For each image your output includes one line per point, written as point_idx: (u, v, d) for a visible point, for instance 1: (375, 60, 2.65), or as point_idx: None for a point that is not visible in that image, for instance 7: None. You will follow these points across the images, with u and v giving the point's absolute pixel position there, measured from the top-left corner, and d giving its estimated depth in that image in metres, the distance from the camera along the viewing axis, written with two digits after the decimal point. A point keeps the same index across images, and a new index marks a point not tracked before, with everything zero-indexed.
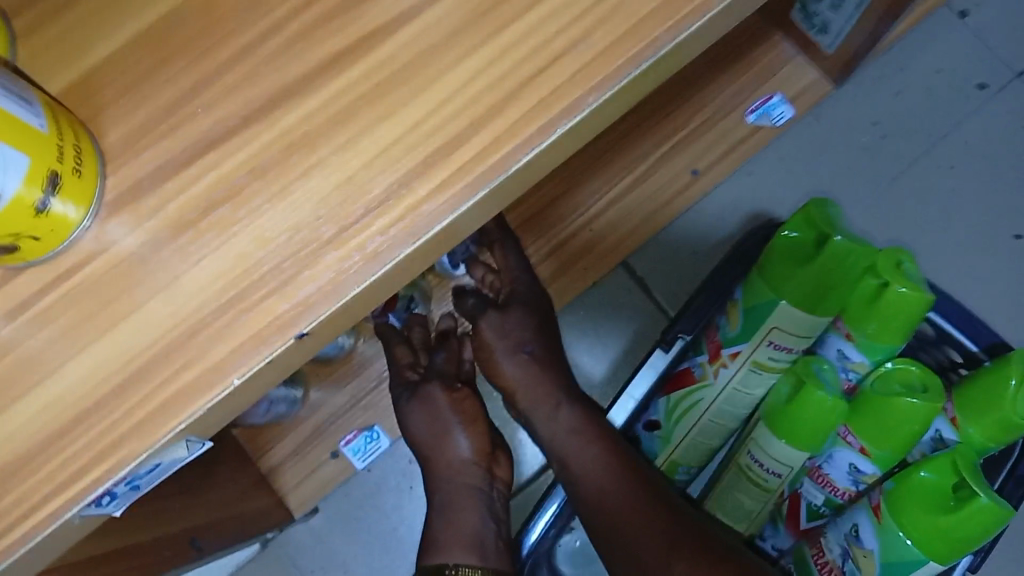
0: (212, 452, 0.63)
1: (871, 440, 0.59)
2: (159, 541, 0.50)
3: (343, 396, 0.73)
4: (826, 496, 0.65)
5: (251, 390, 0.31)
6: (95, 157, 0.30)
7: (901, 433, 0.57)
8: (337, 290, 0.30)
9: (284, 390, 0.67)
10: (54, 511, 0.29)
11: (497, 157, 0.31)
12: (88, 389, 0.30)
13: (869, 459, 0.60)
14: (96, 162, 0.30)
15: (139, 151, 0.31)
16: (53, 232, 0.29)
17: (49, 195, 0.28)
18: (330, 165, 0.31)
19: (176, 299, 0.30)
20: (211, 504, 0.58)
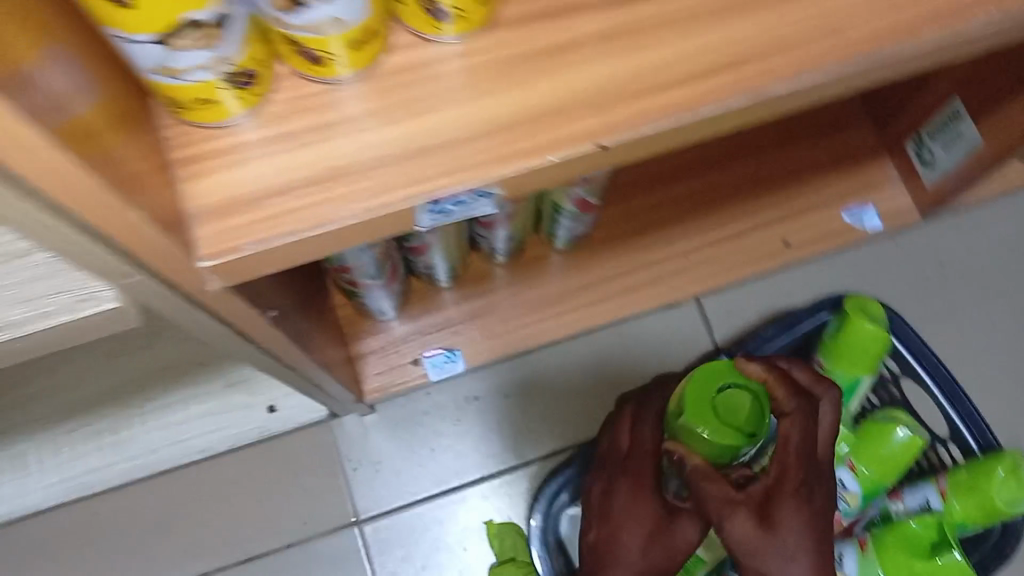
0: (318, 310, 0.72)
1: (859, 467, 0.72)
2: (300, 339, 0.58)
3: (433, 318, 0.85)
4: None
5: (541, 177, 0.39)
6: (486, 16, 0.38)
7: (889, 462, 0.72)
8: (632, 125, 0.39)
9: (392, 290, 0.78)
10: (391, 203, 0.38)
11: (763, 83, 0.40)
12: (433, 136, 0.38)
13: (861, 490, 0.73)
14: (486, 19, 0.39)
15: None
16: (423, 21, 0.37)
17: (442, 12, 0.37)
18: (650, 51, 0.39)
19: (514, 102, 0.39)
20: (320, 346, 0.67)
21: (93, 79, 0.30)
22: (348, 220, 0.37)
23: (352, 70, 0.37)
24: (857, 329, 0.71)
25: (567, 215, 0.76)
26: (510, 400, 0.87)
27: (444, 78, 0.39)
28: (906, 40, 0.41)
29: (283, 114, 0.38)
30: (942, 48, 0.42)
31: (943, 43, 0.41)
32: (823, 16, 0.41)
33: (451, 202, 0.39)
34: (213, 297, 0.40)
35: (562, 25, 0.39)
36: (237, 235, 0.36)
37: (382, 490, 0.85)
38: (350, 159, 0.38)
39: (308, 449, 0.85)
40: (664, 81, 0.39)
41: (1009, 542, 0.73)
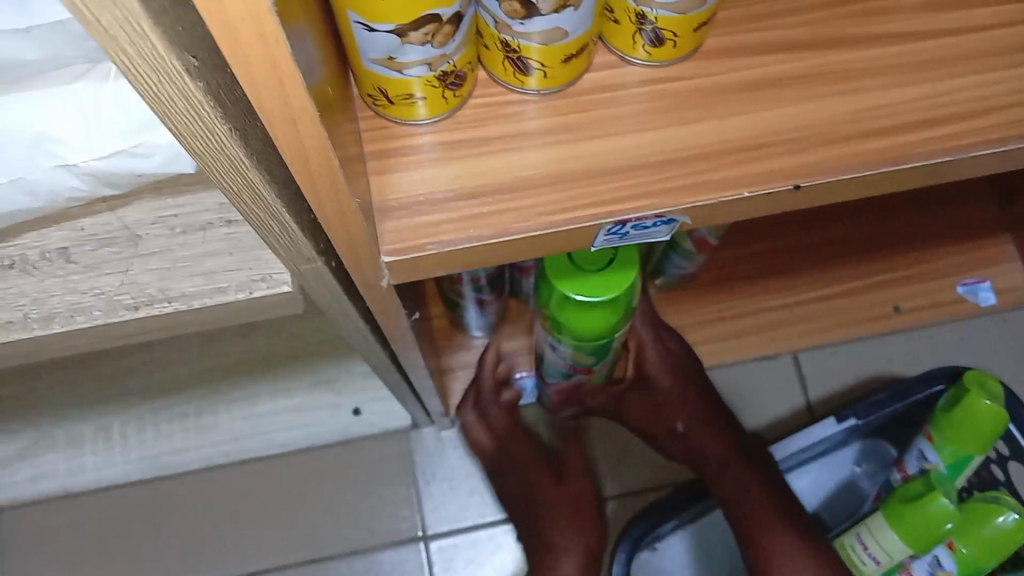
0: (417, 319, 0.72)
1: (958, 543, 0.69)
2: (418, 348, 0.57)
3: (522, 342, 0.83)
4: None
5: (733, 212, 0.37)
6: (691, 48, 0.37)
7: (995, 545, 0.68)
8: (833, 169, 0.37)
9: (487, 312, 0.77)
10: (575, 219, 0.36)
11: (979, 138, 0.38)
12: (625, 156, 0.37)
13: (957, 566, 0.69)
14: (690, 49, 0.37)
15: (727, 32, 0.39)
16: (631, 41, 0.37)
17: (648, 33, 0.36)
18: (859, 95, 0.38)
19: (712, 130, 0.37)
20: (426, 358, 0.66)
21: (328, 64, 0.30)
22: (529, 231, 0.36)
23: (547, 84, 0.37)
24: (973, 404, 0.68)
25: (679, 253, 0.74)
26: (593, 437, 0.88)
27: (645, 99, 0.38)
28: None
29: (477, 119, 0.37)
30: None
31: None
32: None
33: (634, 225, 0.37)
34: (378, 294, 0.39)
35: (768, 60, 0.38)
36: (423, 233, 0.36)
37: (452, 507, 0.83)
38: (542, 170, 0.37)
39: (386, 455, 0.84)
40: (870, 128, 0.37)
41: None
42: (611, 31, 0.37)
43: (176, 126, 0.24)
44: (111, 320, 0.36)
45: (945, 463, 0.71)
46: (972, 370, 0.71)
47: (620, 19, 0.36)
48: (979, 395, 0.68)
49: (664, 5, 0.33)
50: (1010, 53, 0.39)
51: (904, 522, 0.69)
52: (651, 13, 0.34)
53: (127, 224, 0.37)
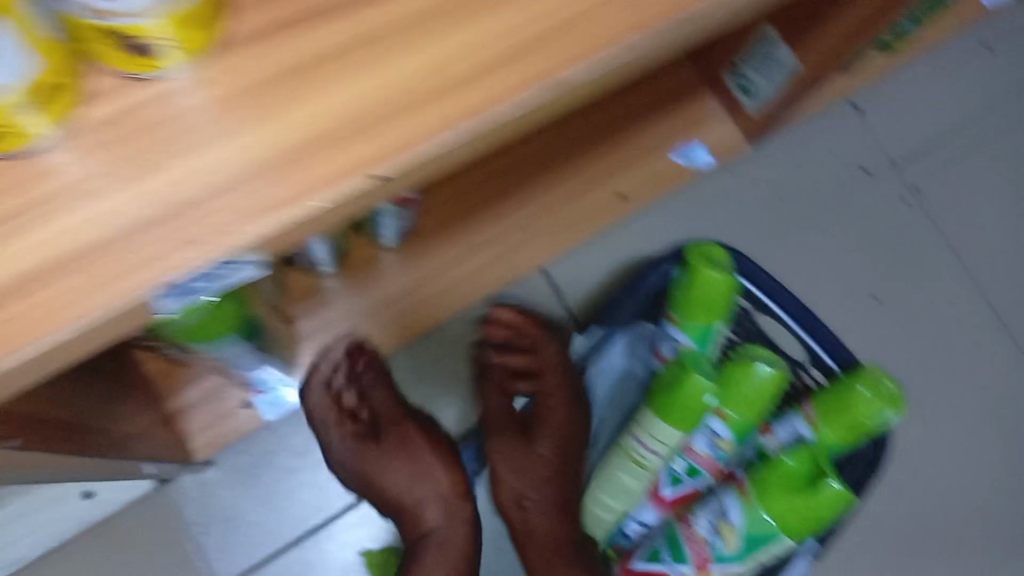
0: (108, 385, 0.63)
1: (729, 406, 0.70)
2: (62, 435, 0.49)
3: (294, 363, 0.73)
4: (687, 465, 0.73)
5: (319, 222, 0.32)
6: (208, 38, 0.31)
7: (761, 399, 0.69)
8: (413, 143, 0.31)
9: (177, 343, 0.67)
10: (115, 299, 0.29)
11: (560, 63, 0.32)
12: (159, 201, 0.30)
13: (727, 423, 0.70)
14: (209, 40, 0.31)
15: (255, 8, 0.32)
16: (132, 61, 0.30)
17: (144, 49, 0.30)
18: (424, 48, 0.32)
19: (264, 137, 0.31)
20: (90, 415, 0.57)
21: None
22: (50, 341, 0.28)
23: (48, 126, 0.29)
24: (702, 277, 0.68)
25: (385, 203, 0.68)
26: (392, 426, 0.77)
27: (174, 120, 0.30)
28: None
29: None
30: None
31: None
32: None
33: (201, 279, 0.30)
34: None
35: (310, 33, 0.31)
36: None
37: (241, 544, 0.77)
38: (55, 249, 0.29)
39: (147, 520, 0.76)
40: (446, 83, 0.32)
41: (883, 452, 0.72)
42: (105, 56, 0.30)
43: None
44: None
45: (693, 339, 0.70)
46: (694, 244, 0.70)
47: (102, 45, 0.30)
48: (704, 268, 0.67)
49: (130, 13, 0.28)
50: None
51: (668, 407, 0.69)
52: (120, 26, 0.29)
53: None
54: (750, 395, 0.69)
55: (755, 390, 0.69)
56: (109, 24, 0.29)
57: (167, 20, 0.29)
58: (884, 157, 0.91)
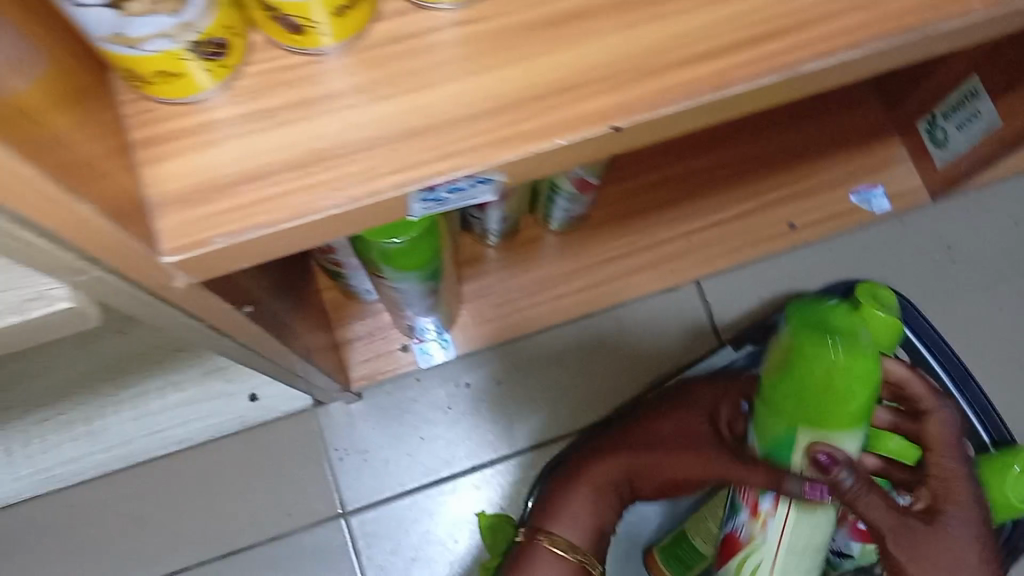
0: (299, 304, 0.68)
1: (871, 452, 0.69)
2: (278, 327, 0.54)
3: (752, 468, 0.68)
4: None
5: (557, 160, 0.35)
6: None
7: None
8: (656, 102, 0.35)
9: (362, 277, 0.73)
10: (382, 190, 0.33)
11: (790, 58, 0.36)
12: (429, 114, 0.34)
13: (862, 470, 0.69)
14: None
15: None
16: None
17: None
18: (674, 19, 0.35)
19: (526, 72, 0.34)
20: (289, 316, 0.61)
21: (38, 57, 0.26)
22: (322, 213, 0.33)
23: (339, 39, 0.33)
24: (869, 317, 0.66)
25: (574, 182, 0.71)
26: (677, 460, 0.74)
27: (447, 47, 0.34)
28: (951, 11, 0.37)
29: (258, 89, 0.34)
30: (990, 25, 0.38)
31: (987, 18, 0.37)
32: None
33: (447, 189, 0.34)
34: (183, 293, 0.36)
35: None
36: (204, 227, 0.32)
37: (369, 481, 0.82)
38: (338, 139, 0.33)
39: (292, 436, 0.82)
40: (689, 55, 0.35)
41: None
42: None
43: None
44: None
45: None
46: (866, 283, 0.69)
47: None
48: (873, 307, 0.66)
49: None
50: None
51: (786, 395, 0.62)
52: None
53: None
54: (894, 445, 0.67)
55: None
56: None
57: None
58: None
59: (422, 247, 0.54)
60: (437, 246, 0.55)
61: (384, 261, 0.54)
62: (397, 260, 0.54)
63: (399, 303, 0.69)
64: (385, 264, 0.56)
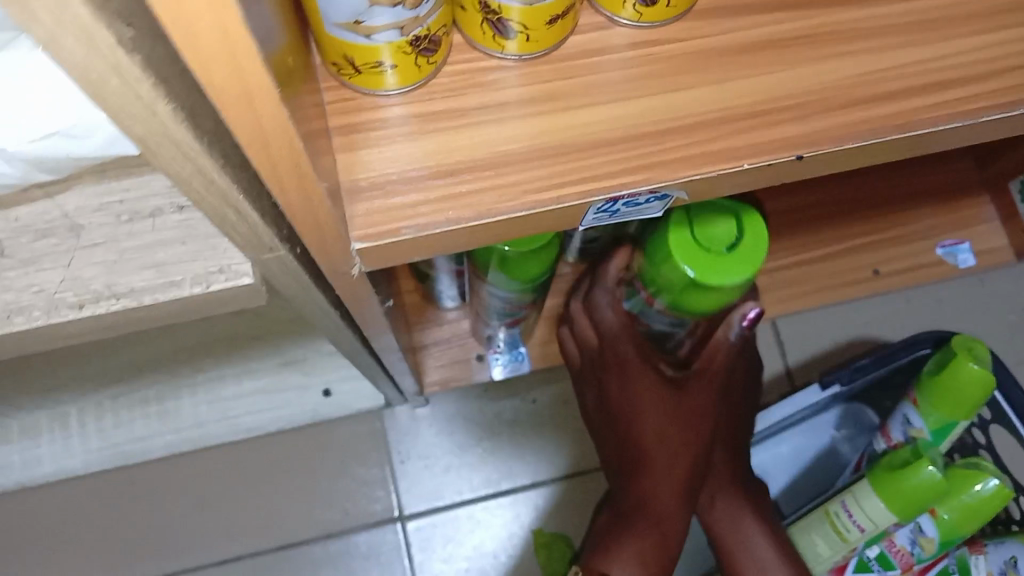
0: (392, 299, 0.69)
1: (944, 503, 0.68)
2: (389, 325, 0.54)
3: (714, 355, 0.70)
4: (879, 551, 0.72)
5: (736, 183, 0.35)
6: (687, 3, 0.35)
7: (983, 510, 0.67)
8: (842, 137, 0.35)
9: (450, 283, 0.73)
10: (565, 197, 0.33)
11: (969, 108, 0.36)
12: (618, 127, 0.34)
13: (935, 521, 0.69)
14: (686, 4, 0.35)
15: None
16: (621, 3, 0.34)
17: None
18: (859, 58, 0.36)
19: (717, 95, 0.35)
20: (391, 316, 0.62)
21: (288, 31, 0.26)
22: (505, 215, 0.33)
23: (542, 47, 0.34)
24: (960, 369, 0.66)
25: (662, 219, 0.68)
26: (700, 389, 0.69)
27: (640, 65, 0.35)
28: None
29: (453, 88, 0.34)
30: None
31: None
32: None
33: (625, 203, 0.35)
34: (349, 284, 0.36)
35: (764, 22, 0.36)
36: (395, 217, 0.32)
37: (429, 487, 0.81)
38: (529, 143, 0.34)
39: (358, 435, 0.82)
40: (872, 94, 0.36)
41: None
42: None
43: (114, 112, 0.20)
44: (53, 321, 0.31)
45: (930, 429, 0.70)
46: (959, 336, 0.69)
47: None
48: (967, 360, 0.66)
49: None
50: (1000, 16, 0.38)
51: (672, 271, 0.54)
52: None
53: (70, 213, 0.33)
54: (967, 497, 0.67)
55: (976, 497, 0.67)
56: None
57: None
58: None
59: (538, 259, 0.53)
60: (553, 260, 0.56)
61: (506, 268, 0.55)
62: (515, 269, 0.54)
63: (489, 311, 0.69)
64: (497, 271, 0.56)
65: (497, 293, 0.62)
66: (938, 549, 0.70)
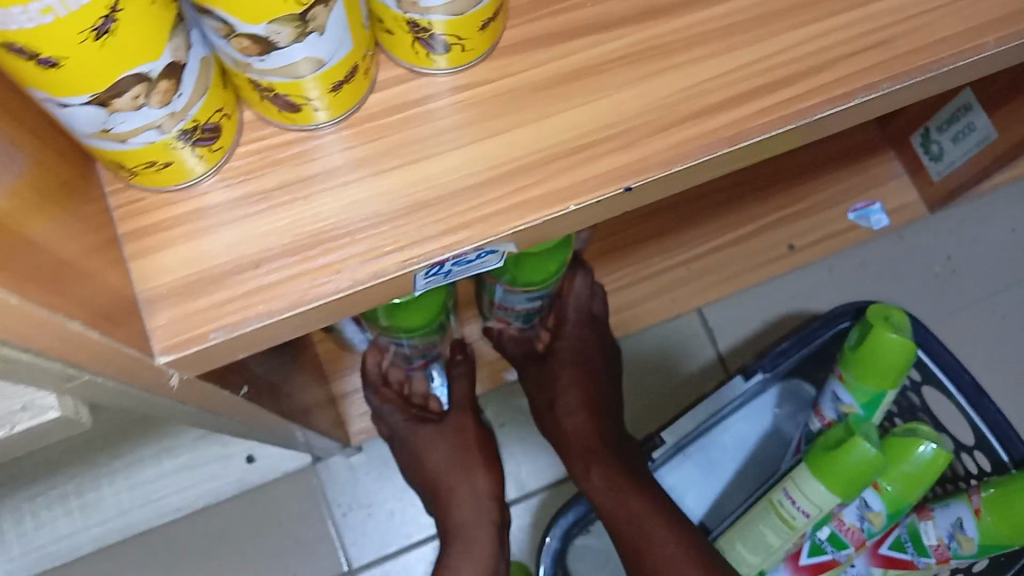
0: (300, 358, 0.67)
1: (887, 474, 0.67)
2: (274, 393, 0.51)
3: (569, 327, 0.73)
4: (830, 531, 0.70)
5: (572, 221, 0.33)
6: (492, 39, 0.33)
7: (925, 477, 0.66)
8: (671, 159, 0.33)
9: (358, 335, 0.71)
10: (383, 271, 0.31)
11: (808, 104, 0.34)
12: (431, 186, 0.32)
13: (880, 493, 0.68)
14: (491, 41, 0.33)
15: (534, 18, 0.34)
16: (417, 54, 0.32)
17: (433, 40, 0.31)
18: (687, 70, 0.34)
19: (535, 136, 0.32)
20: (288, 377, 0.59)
21: (13, 162, 0.24)
22: (320, 300, 0.31)
23: (341, 112, 0.32)
24: (880, 340, 0.65)
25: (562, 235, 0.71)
26: (563, 363, 0.73)
27: (448, 114, 0.33)
28: (966, 49, 0.35)
29: (251, 170, 0.32)
30: (1004, 56, 0.37)
31: (1001, 50, 0.36)
32: (873, 24, 0.35)
33: (454, 262, 0.32)
34: (182, 390, 0.34)
35: (580, 47, 0.34)
36: (204, 321, 0.30)
37: (377, 534, 0.79)
38: (340, 217, 0.31)
39: (294, 494, 0.79)
40: (702, 106, 0.33)
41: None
42: (390, 44, 0.32)
43: None
44: None
45: (860, 403, 0.68)
46: (875, 304, 0.68)
47: (399, 34, 0.31)
48: (885, 329, 0.65)
49: (430, 9, 0.29)
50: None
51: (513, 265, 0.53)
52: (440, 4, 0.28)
53: None
54: (909, 466, 0.66)
55: (918, 465, 0.66)
56: (429, 17, 0.29)
57: (463, 19, 0.30)
58: None
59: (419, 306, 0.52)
60: (438, 301, 0.54)
61: (396, 320, 0.53)
62: (402, 315, 0.53)
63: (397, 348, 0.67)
64: (384, 319, 0.54)
65: (396, 337, 0.60)
66: (885, 519, 0.69)
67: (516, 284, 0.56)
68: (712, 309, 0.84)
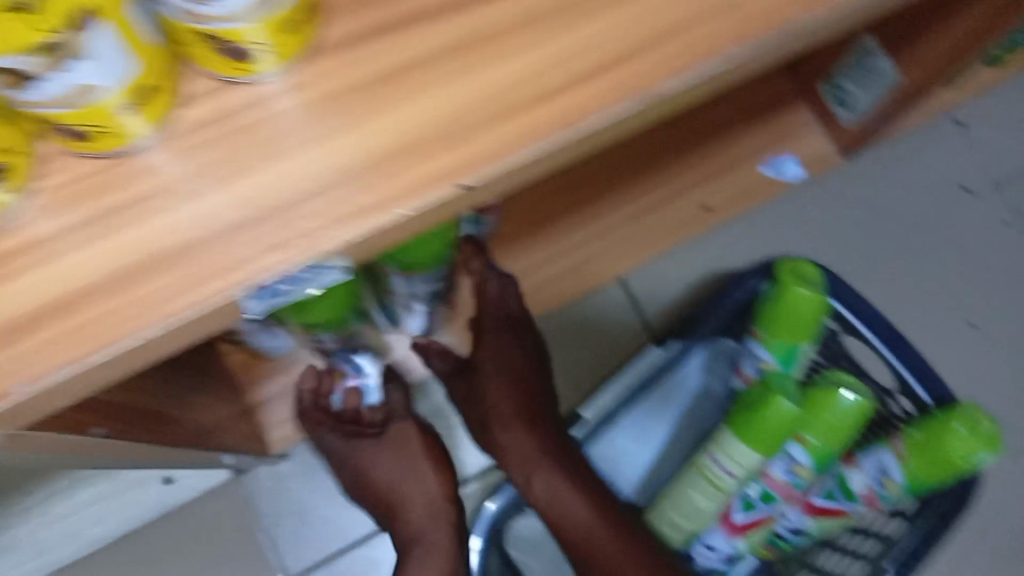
0: (205, 373, 0.65)
1: (810, 428, 0.66)
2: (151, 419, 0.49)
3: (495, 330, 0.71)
4: (761, 488, 0.70)
5: (410, 226, 0.31)
6: (303, 42, 0.31)
7: (848, 427, 0.66)
8: (508, 150, 0.31)
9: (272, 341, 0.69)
10: (200, 301, 0.29)
11: (650, 80, 0.32)
12: (248, 205, 0.30)
13: (805, 448, 0.67)
14: (302, 44, 0.30)
15: (350, 14, 0.32)
16: (222, 65, 0.30)
17: (238, 51, 0.29)
18: (518, 55, 0.31)
19: (358, 142, 0.30)
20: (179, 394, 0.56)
21: None
22: (135, 339, 0.29)
23: (148, 132, 0.29)
24: (792, 295, 0.65)
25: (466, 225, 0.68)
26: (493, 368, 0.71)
27: (263, 127, 0.30)
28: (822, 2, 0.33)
29: (52, 207, 0.29)
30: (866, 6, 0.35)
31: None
32: None
33: (283, 282, 0.30)
34: (12, 443, 0.31)
35: (402, 40, 0.31)
36: (7, 375, 0.28)
37: (313, 540, 0.77)
38: (152, 247, 0.29)
39: (223, 509, 0.77)
40: (537, 93, 0.31)
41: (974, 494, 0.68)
42: (195, 59, 0.30)
43: None
44: None
45: (778, 359, 0.68)
46: (785, 260, 0.67)
47: (200, 48, 0.29)
48: (796, 285, 0.65)
49: (223, 18, 0.27)
50: None
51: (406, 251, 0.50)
52: (233, 10, 0.27)
53: None
54: (832, 418, 0.66)
55: (840, 416, 0.65)
56: (224, 25, 0.27)
57: (264, 27, 0.28)
58: (987, 176, 0.88)
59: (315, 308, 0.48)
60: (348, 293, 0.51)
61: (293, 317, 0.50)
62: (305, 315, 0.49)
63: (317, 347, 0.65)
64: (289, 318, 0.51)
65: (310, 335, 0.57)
66: (812, 473, 0.69)
67: (409, 269, 0.53)
68: (635, 277, 0.82)
